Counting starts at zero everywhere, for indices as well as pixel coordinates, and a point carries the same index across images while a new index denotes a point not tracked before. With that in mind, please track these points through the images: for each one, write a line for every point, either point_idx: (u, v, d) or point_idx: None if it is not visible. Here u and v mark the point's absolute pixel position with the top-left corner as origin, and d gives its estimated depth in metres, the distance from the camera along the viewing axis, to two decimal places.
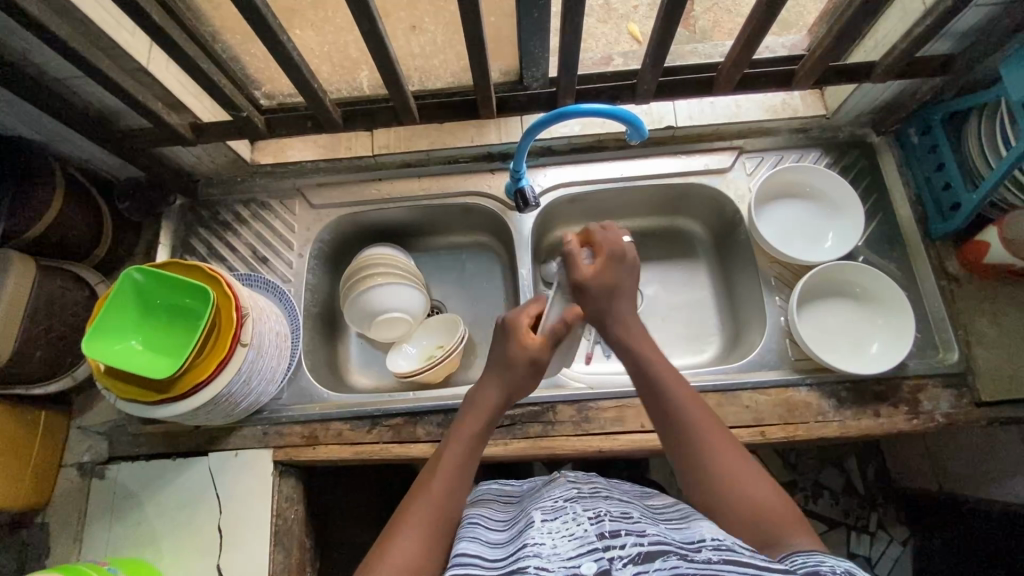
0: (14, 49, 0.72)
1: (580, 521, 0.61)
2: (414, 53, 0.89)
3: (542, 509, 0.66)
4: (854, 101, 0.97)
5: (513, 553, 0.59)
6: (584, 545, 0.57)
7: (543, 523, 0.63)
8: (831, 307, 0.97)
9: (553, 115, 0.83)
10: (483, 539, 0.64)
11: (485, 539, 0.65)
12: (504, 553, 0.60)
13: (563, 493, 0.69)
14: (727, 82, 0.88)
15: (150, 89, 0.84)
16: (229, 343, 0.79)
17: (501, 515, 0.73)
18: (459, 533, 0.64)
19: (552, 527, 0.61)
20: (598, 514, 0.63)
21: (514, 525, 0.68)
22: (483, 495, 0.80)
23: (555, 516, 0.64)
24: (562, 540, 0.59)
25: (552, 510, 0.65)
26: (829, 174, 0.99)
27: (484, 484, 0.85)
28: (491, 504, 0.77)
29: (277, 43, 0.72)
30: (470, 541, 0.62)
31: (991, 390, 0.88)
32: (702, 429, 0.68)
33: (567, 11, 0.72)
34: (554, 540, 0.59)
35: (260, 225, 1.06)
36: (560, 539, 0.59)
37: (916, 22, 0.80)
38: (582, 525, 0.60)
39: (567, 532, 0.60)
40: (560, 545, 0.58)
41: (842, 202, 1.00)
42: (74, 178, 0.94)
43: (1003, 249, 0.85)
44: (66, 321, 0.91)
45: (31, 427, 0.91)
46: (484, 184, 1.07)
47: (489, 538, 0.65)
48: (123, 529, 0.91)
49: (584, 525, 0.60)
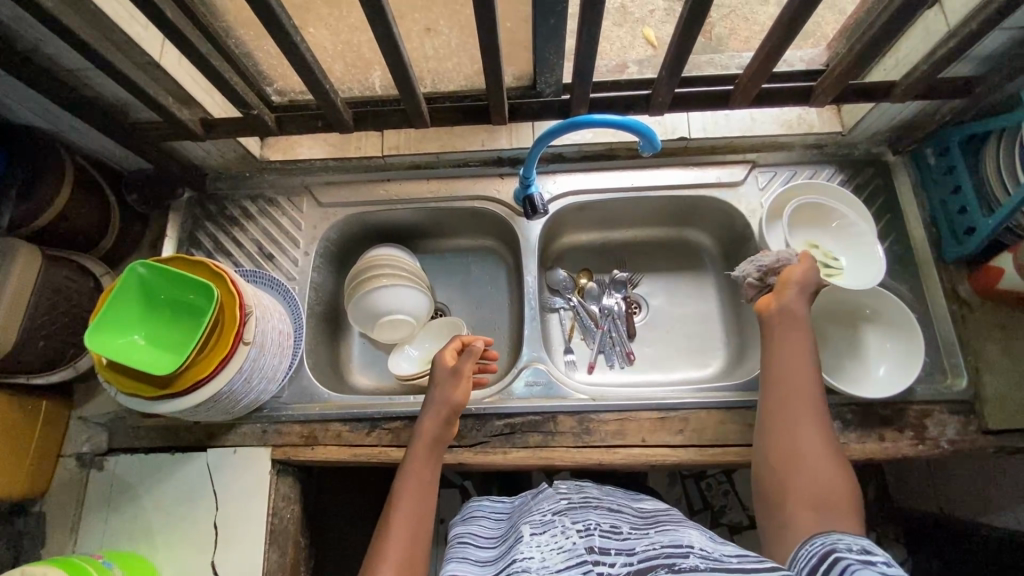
0: (27, 40, 0.72)
1: (569, 534, 0.61)
2: (428, 55, 0.89)
3: (531, 524, 0.66)
4: (870, 120, 0.96)
5: (503, 570, 0.60)
6: (573, 556, 0.56)
7: (532, 538, 0.62)
8: (840, 328, 0.96)
9: (565, 124, 0.82)
10: (472, 559, 0.67)
11: (474, 559, 0.67)
12: (492, 571, 0.62)
13: (552, 508, 0.69)
14: (744, 97, 0.87)
15: (161, 83, 0.84)
16: (230, 341, 0.79)
17: (491, 532, 0.74)
18: (448, 559, 0.68)
19: (540, 541, 0.61)
20: (588, 527, 0.62)
21: (502, 542, 0.68)
22: (475, 511, 0.81)
23: (545, 531, 0.63)
24: (552, 553, 0.58)
25: (541, 525, 0.65)
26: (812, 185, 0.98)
27: (475, 501, 0.84)
28: (482, 521, 0.77)
29: (290, 42, 0.71)
30: (459, 564, 0.66)
31: (997, 418, 0.87)
32: (793, 406, 0.72)
33: (585, 19, 0.71)
34: (543, 554, 0.59)
35: (267, 222, 1.06)
36: (550, 552, 0.59)
37: (940, 42, 0.78)
38: (571, 538, 0.60)
39: (556, 545, 0.60)
40: (549, 558, 0.58)
41: (859, 232, 0.97)
42: (83, 168, 0.94)
43: (1017, 276, 0.83)
44: (69, 313, 0.91)
45: (30, 416, 0.91)
46: (493, 189, 1.06)
47: (477, 557, 0.67)
48: (119, 523, 0.91)
49: (573, 537, 0.60)
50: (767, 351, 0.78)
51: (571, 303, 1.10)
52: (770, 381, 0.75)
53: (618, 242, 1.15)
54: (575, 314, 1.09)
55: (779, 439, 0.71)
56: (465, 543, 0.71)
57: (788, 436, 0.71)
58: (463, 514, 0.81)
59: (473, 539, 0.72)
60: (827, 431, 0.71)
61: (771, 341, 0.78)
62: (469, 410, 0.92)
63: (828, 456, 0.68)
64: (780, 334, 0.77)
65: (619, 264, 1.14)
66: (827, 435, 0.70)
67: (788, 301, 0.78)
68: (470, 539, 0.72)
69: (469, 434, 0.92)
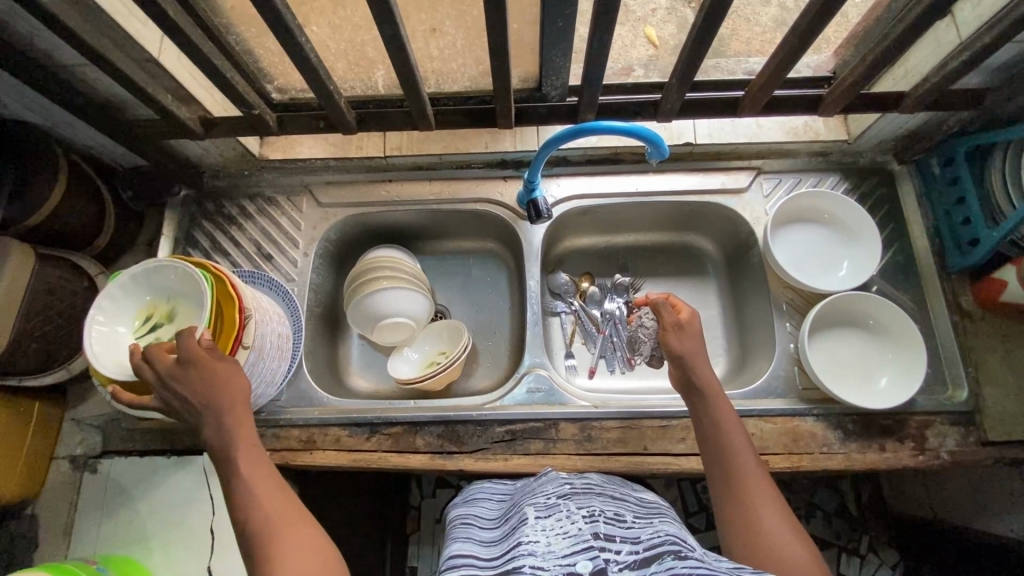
0: (21, 35, 0.70)
1: (575, 520, 0.60)
2: (432, 56, 0.87)
3: (536, 507, 0.65)
4: (877, 129, 0.95)
5: (508, 552, 0.59)
6: (579, 542, 0.56)
7: (537, 521, 0.62)
8: (842, 338, 0.96)
9: (572, 130, 0.81)
10: (476, 539, 0.66)
11: (478, 539, 0.67)
12: (496, 553, 0.61)
13: (556, 491, 0.68)
14: (753, 106, 0.86)
15: (160, 80, 0.82)
16: (230, 347, 0.76)
17: (492, 513, 0.74)
18: (452, 539, 0.68)
19: (546, 524, 0.60)
20: (593, 513, 0.61)
21: (505, 522, 0.68)
22: (477, 494, 0.81)
23: (550, 514, 0.63)
24: (557, 538, 0.57)
25: (546, 508, 0.64)
26: (809, 199, 1.00)
27: (477, 484, 0.84)
28: (485, 504, 0.77)
29: (294, 42, 0.70)
30: (463, 544, 0.66)
31: (997, 430, 0.87)
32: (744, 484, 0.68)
33: (597, 25, 0.69)
34: (548, 538, 0.58)
35: (265, 221, 1.05)
36: (555, 537, 0.58)
37: (951, 55, 0.78)
38: (577, 524, 0.59)
39: (561, 530, 0.59)
40: (555, 543, 0.57)
41: (868, 245, 0.97)
42: (77, 166, 0.92)
43: (1020, 288, 0.84)
44: (62, 314, 0.89)
45: (22, 419, 0.90)
46: (496, 192, 1.05)
47: (481, 537, 0.67)
48: (112, 527, 0.89)
49: (579, 523, 0.59)
50: (701, 423, 0.74)
51: (573, 307, 1.10)
52: (716, 467, 0.71)
53: (621, 246, 1.14)
54: (576, 318, 1.09)
55: (738, 520, 0.66)
56: (467, 524, 0.71)
57: (746, 515, 0.65)
58: (466, 495, 0.81)
59: (476, 520, 0.72)
60: (781, 503, 0.67)
61: (706, 414, 0.73)
62: (470, 417, 0.92)
63: (786, 522, 0.64)
64: (713, 402, 0.74)
65: (622, 269, 1.14)
66: (777, 499, 0.67)
67: (700, 363, 0.76)
68: (472, 519, 0.72)
69: (470, 440, 0.91)
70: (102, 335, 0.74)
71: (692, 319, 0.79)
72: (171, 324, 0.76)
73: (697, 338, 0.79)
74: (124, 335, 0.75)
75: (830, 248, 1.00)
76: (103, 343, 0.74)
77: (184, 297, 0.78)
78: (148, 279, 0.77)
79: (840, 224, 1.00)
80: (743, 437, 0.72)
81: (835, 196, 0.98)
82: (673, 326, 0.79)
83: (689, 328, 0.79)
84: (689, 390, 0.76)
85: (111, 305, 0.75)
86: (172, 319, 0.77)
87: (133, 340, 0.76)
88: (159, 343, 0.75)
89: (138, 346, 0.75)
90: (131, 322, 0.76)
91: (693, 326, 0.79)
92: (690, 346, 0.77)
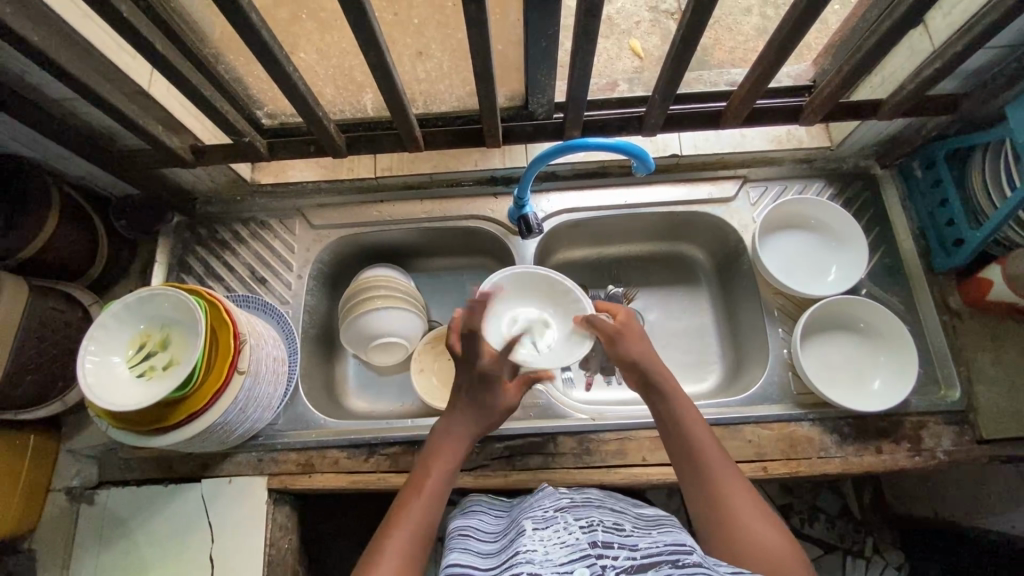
0: (12, 74, 0.71)
1: (572, 530, 0.60)
2: (420, 78, 0.88)
3: (533, 520, 0.65)
4: (857, 137, 0.97)
5: (506, 560, 0.59)
6: (576, 551, 0.56)
7: (535, 532, 0.62)
8: (836, 342, 0.97)
9: (560, 146, 0.82)
10: (474, 551, 0.67)
11: (476, 551, 0.67)
12: (494, 563, 0.62)
13: (553, 505, 0.69)
14: (735, 117, 0.88)
15: (150, 112, 0.83)
16: (224, 371, 0.77)
17: (491, 526, 0.74)
18: (450, 550, 0.68)
19: (543, 535, 0.61)
20: (591, 523, 0.62)
21: (504, 536, 0.68)
22: (473, 506, 0.80)
23: (547, 526, 0.63)
24: (554, 547, 0.58)
25: (543, 520, 0.64)
26: (802, 206, 1.01)
27: (474, 495, 0.84)
28: (482, 517, 0.77)
29: (282, 73, 0.71)
30: (461, 555, 0.66)
31: (991, 428, 0.88)
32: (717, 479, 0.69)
33: (578, 47, 0.71)
34: (546, 547, 0.58)
35: (259, 245, 1.05)
36: (552, 546, 0.58)
37: (927, 62, 0.79)
38: (574, 533, 0.59)
39: (559, 539, 0.59)
40: (551, 552, 0.57)
41: (856, 253, 0.98)
42: (70, 197, 0.93)
43: (1007, 288, 0.85)
44: (57, 345, 0.89)
45: (18, 452, 0.90)
46: (487, 209, 1.06)
47: (480, 550, 0.67)
48: (111, 557, 0.89)
49: (576, 532, 0.59)
50: (664, 423, 0.76)
51: None
52: (686, 465, 0.72)
53: (613, 257, 1.15)
54: None
55: (714, 520, 0.67)
56: (465, 536, 0.71)
57: (722, 512, 0.67)
58: (462, 508, 0.81)
59: (475, 533, 0.72)
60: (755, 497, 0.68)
61: (668, 415, 0.76)
62: None
63: (761, 515, 0.66)
64: (670, 397, 0.77)
65: (615, 280, 1.14)
66: (752, 494, 0.68)
67: (652, 361, 0.81)
68: (471, 532, 0.72)
69: (468, 458, 0.91)
70: (93, 363, 0.73)
71: (627, 325, 0.85)
72: (166, 352, 0.77)
73: (637, 337, 0.83)
74: (117, 364, 0.75)
75: (822, 254, 1.01)
76: (95, 373, 0.73)
77: (180, 324, 0.78)
78: (141, 307, 0.77)
79: (831, 230, 1.01)
80: (708, 434, 0.74)
81: (828, 204, 1.00)
82: (613, 335, 0.84)
83: (627, 333, 0.84)
84: (646, 390, 0.80)
85: (101, 333, 0.75)
86: (167, 347, 0.77)
87: (125, 368, 0.75)
88: (153, 372, 0.75)
89: (131, 375, 0.75)
90: (124, 349, 0.76)
91: (630, 328, 0.85)
92: (636, 348, 0.82)
